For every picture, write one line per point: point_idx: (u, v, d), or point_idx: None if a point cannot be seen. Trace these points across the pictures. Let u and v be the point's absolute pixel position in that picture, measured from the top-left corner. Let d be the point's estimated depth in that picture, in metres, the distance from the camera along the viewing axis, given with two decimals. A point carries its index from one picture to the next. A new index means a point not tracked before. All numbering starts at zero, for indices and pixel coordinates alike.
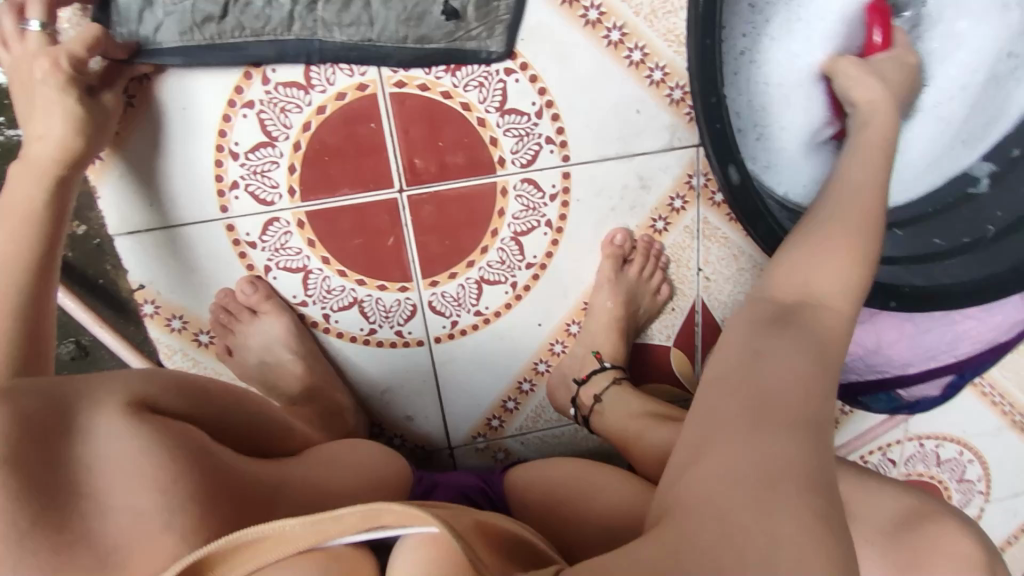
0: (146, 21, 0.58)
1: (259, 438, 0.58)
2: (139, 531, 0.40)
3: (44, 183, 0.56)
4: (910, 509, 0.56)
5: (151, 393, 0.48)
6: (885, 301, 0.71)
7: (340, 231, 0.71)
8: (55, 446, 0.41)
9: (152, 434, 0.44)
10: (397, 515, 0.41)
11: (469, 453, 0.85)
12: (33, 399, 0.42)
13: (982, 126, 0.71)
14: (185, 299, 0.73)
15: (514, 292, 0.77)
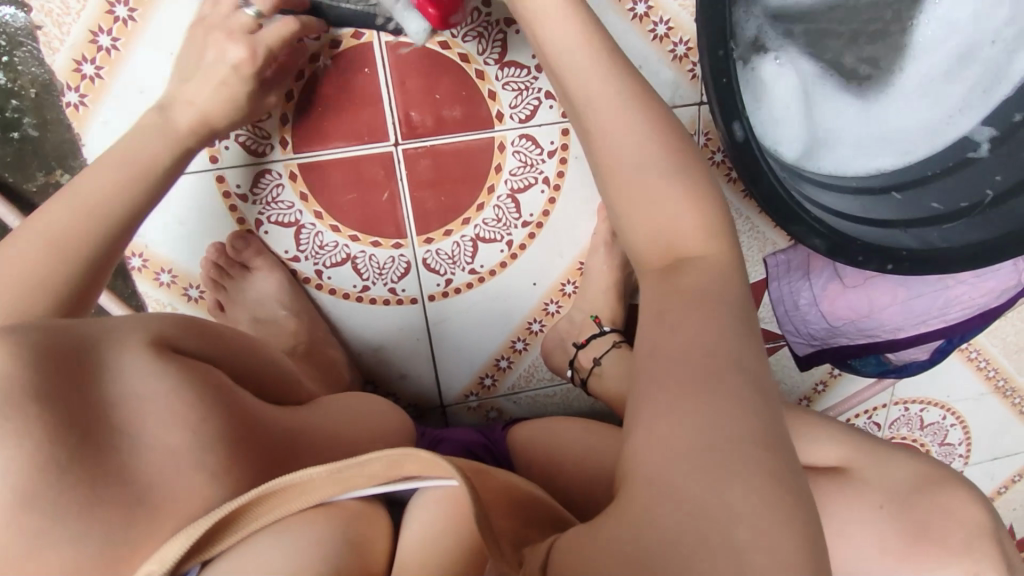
0: None
1: (258, 378, 0.55)
2: (170, 471, 0.41)
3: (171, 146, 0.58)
4: (916, 475, 0.58)
5: (170, 334, 0.47)
6: (881, 264, 0.66)
7: (333, 185, 0.69)
8: (84, 383, 0.40)
9: (183, 377, 0.44)
10: (419, 464, 0.41)
11: (461, 410, 0.85)
12: (59, 339, 0.41)
13: (968, 100, 0.75)
14: (174, 253, 0.71)
15: (510, 251, 0.76)
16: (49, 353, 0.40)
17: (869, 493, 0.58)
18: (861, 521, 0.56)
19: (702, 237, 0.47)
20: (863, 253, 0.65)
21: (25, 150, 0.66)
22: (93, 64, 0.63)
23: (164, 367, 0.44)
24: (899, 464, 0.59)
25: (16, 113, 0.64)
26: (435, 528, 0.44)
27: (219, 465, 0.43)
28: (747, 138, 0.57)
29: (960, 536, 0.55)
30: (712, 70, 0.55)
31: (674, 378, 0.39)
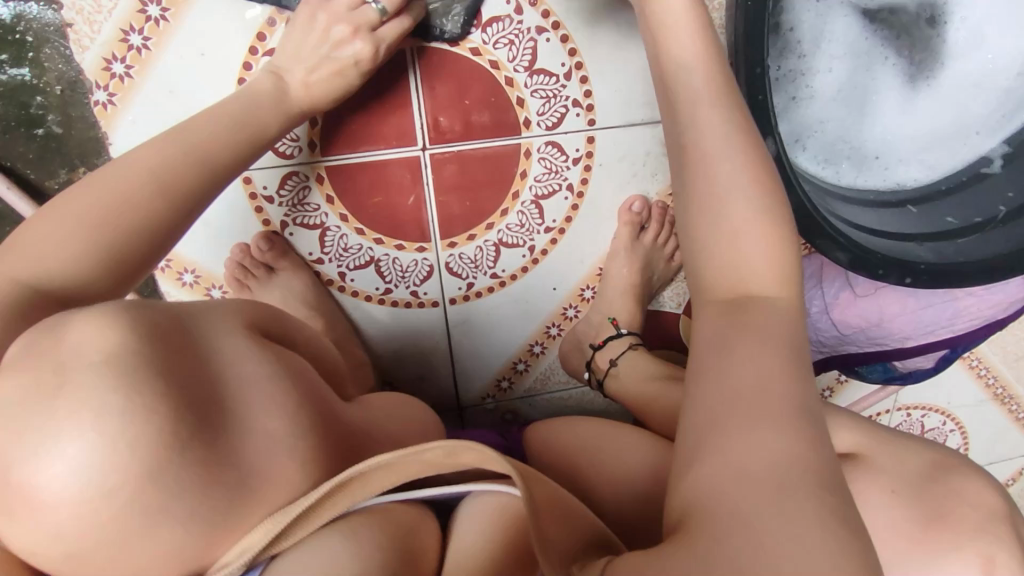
0: None
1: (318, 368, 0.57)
2: (272, 455, 0.41)
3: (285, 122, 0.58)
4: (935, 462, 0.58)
5: (253, 319, 0.49)
6: (900, 277, 0.68)
7: (360, 188, 0.69)
8: (196, 357, 0.41)
9: (274, 366, 0.46)
10: (475, 456, 0.42)
11: (479, 411, 0.85)
12: (162, 312, 0.41)
13: (989, 118, 0.74)
14: (199, 253, 0.70)
15: (531, 256, 0.76)
16: (167, 327, 0.40)
17: (882, 477, 0.57)
18: (878, 504, 0.55)
19: (770, 253, 0.46)
20: (883, 265, 0.67)
21: (47, 147, 0.65)
22: (123, 62, 0.63)
23: (261, 355, 0.45)
24: (910, 452, 0.59)
25: (42, 110, 0.64)
26: (480, 529, 0.45)
27: (306, 453, 0.44)
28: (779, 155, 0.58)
29: (974, 519, 0.54)
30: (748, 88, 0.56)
31: (729, 389, 0.40)
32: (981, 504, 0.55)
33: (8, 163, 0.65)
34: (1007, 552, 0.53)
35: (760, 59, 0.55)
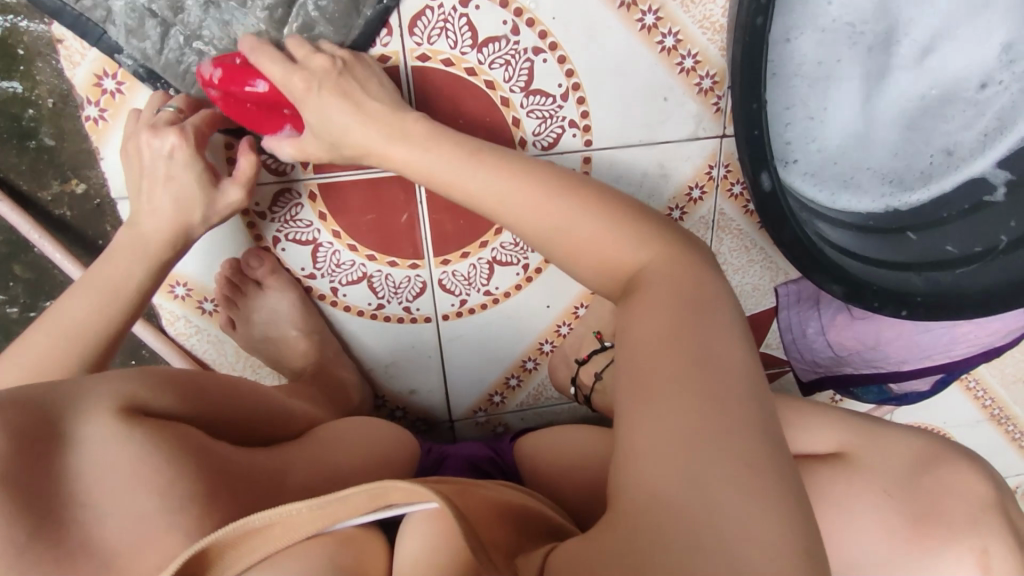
0: (96, 9, 0.57)
1: (242, 424, 0.57)
2: (142, 530, 0.43)
3: (149, 265, 0.62)
4: (923, 453, 0.63)
5: (143, 397, 0.48)
6: (895, 310, 0.69)
7: (352, 206, 0.69)
8: (52, 459, 0.43)
9: (148, 446, 0.45)
10: (404, 494, 0.41)
11: (468, 426, 0.86)
12: (24, 414, 0.44)
13: (990, 138, 0.72)
14: (190, 268, 0.70)
15: (525, 274, 0.76)
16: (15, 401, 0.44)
17: (872, 476, 0.62)
18: (867, 505, 0.61)
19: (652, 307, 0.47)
20: (879, 299, 0.68)
21: (41, 158, 0.66)
22: (115, 78, 0.62)
23: (130, 424, 0.45)
24: (898, 443, 0.64)
25: (33, 123, 0.64)
26: (426, 547, 0.45)
27: (191, 521, 0.44)
28: (774, 188, 0.58)
29: (965, 512, 0.59)
30: (744, 122, 0.55)
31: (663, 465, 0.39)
32: (971, 496, 0.60)
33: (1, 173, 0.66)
34: (1001, 543, 0.58)
35: (757, 94, 0.54)
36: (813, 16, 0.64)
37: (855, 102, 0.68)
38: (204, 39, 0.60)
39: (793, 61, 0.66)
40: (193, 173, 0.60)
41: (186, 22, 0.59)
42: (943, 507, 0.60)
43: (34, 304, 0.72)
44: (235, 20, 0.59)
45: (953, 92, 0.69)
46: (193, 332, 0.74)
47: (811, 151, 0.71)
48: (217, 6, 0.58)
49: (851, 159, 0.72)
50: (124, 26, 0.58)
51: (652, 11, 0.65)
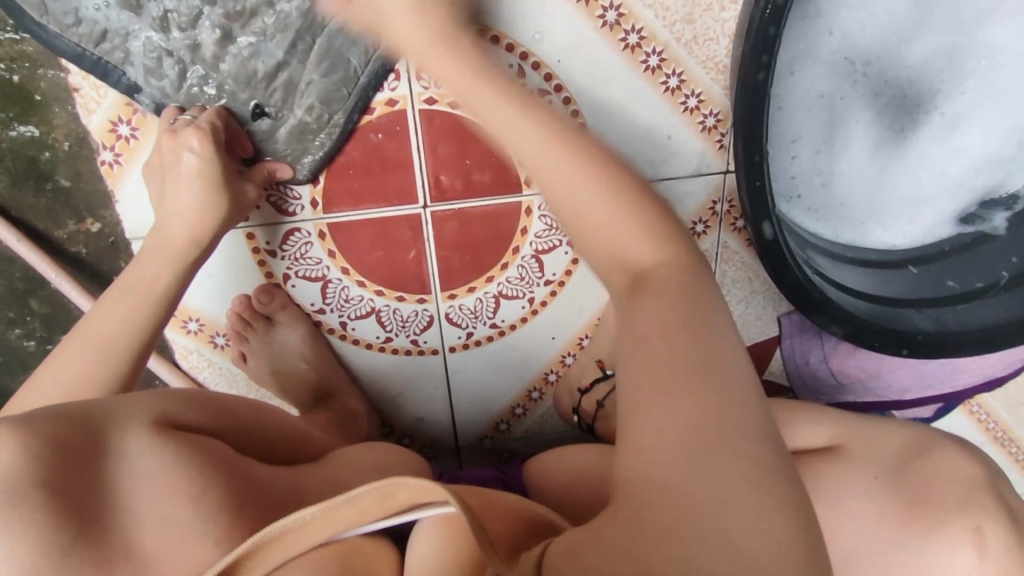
0: (114, 52, 0.58)
1: (264, 444, 0.59)
2: (175, 540, 0.44)
3: (173, 267, 0.61)
4: (911, 443, 0.62)
5: (172, 411, 0.51)
6: (898, 348, 0.73)
7: (360, 244, 0.70)
8: (93, 463, 0.44)
9: (180, 453, 0.47)
10: (411, 491, 0.41)
11: (474, 452, 0.85)
12: (66, 422, 0.45)
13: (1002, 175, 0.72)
14: (203, 303, 0.72)
15: (531, 307, 0.77)
16: (51, 411, 0.46)
17: (863, 465, 0.61)
18: (860, 491, 0.60)
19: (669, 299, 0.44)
20: (880, 338, 0.72)
21: (57, 199, 0.67)
22: (128, 124, 0.63)
23: (164, 435, 0.48)
24: (888, 436, 0.64)
25: (49, 166, 0.65)
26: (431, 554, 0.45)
27: (222, 532, 0.45)
28: (775, 236, 0.64)
29: (955, 490, 0.57)
30: (747, 173, 0.61)
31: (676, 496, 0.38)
32: (960, 476, 0.57)
33: (18, 214, 0.68)
34: (994, 520, 0.55)
35: (759, 146, 0.59)
36: (815, 53, 0.65)
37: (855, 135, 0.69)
38: (221, 73, 0.60)
39: (797, 97, 0.67)
40: (207, 194, 0.60)
41: (203, 58, 0.59)
42: (932, 486, 0.58)
43: (50, 337, 0.74)
44: (252, 52, 0.59)
45: (963, 128, 0.69)
46: (205, 365, 0.76)
47: (816, 183, 0.72)
48: (233, 40, 0.58)
49: (860, 195, 0.72)
50: (141, 64, 0.59)
51: (656, 53, 0.66)
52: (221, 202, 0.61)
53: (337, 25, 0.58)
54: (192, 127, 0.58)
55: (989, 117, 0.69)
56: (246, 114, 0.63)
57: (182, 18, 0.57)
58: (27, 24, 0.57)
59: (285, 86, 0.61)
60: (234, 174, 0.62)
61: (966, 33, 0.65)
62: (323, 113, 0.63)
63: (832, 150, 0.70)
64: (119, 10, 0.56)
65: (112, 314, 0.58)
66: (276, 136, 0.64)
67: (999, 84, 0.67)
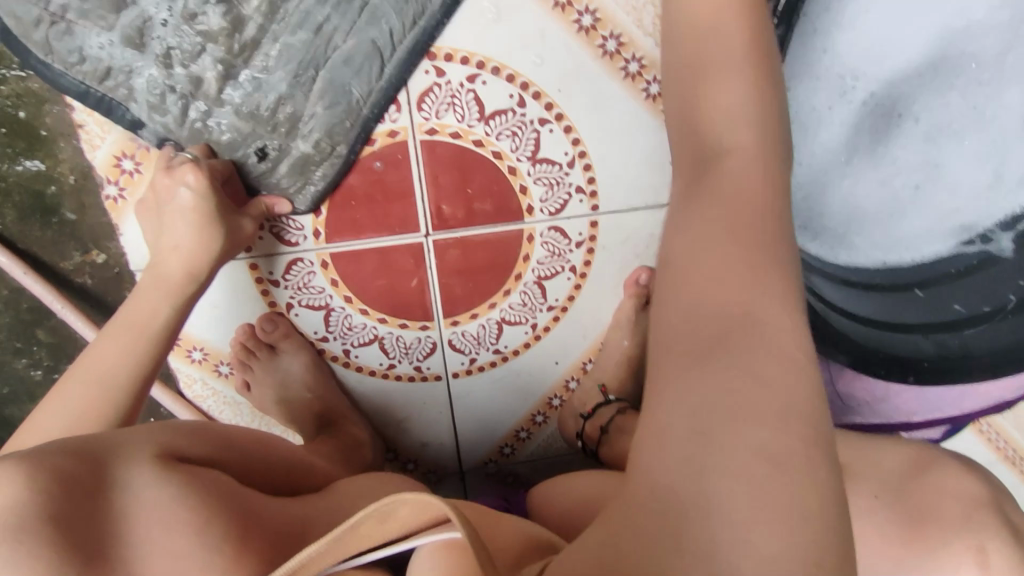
0: (118, 89, 0.59)
1: (268, 474, 0.59)
2: (176, 572, 0.43)
3: (172, 299, 0.61)
4: (911, 461, 0.61)
5: (175, 445, 0.51)
6: (903, 374, 0.78)
7: (363, 272, 0.71)
8: (95, 502, 0.44)
9: (183, 487, 0.47)
10: (411, 509, 0.40)
11: (478, 476, 0.84)
12: (69, 459, 0.45)
13: (1000, 197, 0.71)
14: (209, 332, 0.72)
15: (534, 333, 0.76)
16: (59, 445, 0.46)
17: (864, 483, 0.60)
18: (861, 511, 0.58)
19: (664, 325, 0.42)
20: (885, 364, 0.77)
21: (62, 231, 0.68)
22: (133, 159, 0.64)
23: (166, 471, 0.48)
24: (892, 450, 0.63)
25: (55, 199, 0.66)
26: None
27: (224, 564, 0.45)
28: None
29: (957, 509, 0.55)
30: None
31: None
32: (964, 494, 0.56)
33: (24, 245, 0.68)
34: (997, 539, 0.54)
35: None
36: (812, 74, 0.67)
37: (851, 150, 0.69)
38: (224, 107, 0.60)
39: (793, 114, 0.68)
40: (208, 224, 0.61)
41: (205, 94, 0.59)
42: (937, 505, 0.56)
43: (57, 366, 0.74)
44: (255, 86, 0.60)
45: (953, 149, 0.69)
46: (209, 394, 0.76)
47: (813, 199, 0.71)
48: (236, 76, 0.59)
49: (857, 218, 0.72)
50: (143, 100, 0.59)
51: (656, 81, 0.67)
52: (217, 236, 0.61)
53: (342, 56, 0.60)
54: (188, 164, 0.59)
55: (979, 138, 0.69)
56: (251, 150, 0.63)
57: (186, 54, 0.58)
58: (33, 63, 0.58)
59: (289, 121, 0.61)
60: (232, 209, 0.62)
61: (946, 51, 0.66)
62: (327, 145, 0.63)
63: (828, 166, 0.70)
64: (122, 47, 0.57)
65: (114, 346, 0.58)
66: (276, 173, 0.64)
67: (985, 104, 0.68)
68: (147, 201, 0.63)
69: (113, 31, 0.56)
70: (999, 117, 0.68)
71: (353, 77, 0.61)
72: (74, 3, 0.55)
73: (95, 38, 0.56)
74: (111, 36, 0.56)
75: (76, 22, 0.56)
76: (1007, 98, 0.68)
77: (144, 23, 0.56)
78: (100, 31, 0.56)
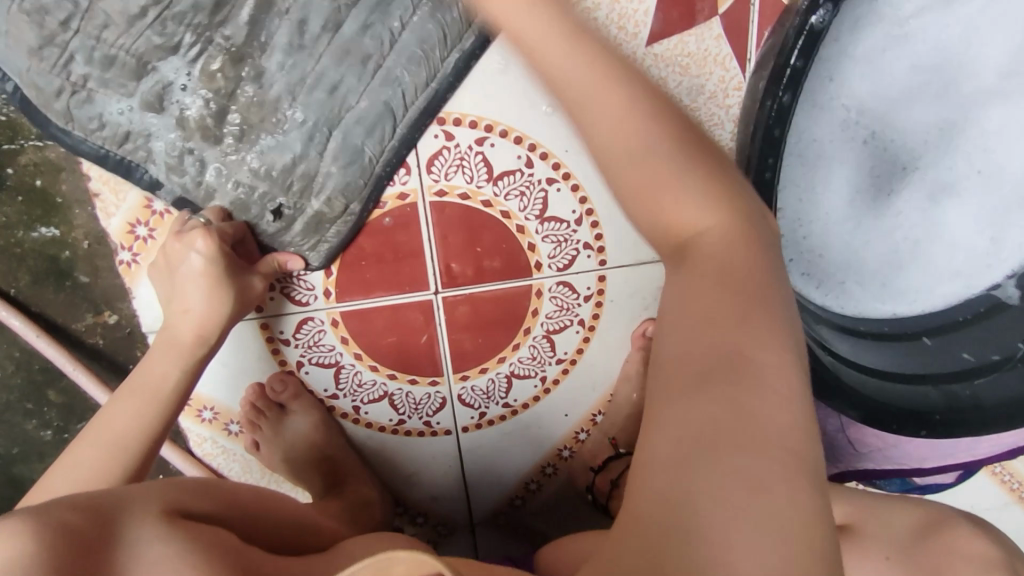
0: (137, 153, 0.59)
1: (269, 531, 0.57)
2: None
3: (185, 359, 0.61)
4: (923, 522, 0.61)
5: (181, 503, 0.51)
6: (914, 429, 0.74)
7: (373, 330, 0.71)
8: (106, 548, 0.41)
9: (186, 537, 0.46)
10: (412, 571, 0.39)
11: (490, 528, 0.82)
12: (76, 509, 0.43)
13: (999, 245, 0.72)
14: (219, 392, 0.73)
15: (543, 385, 0.76)
16: (69, 502, 0.45)
17: (875, 544, 0.60)
18: (873, 571, 0.58)
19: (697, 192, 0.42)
20: (897, 420, 0.73)
21: (76, 294, 0.68)
22: (146, 225, 0.65)
23: (173, 524, 0.47)
24: (900, 511, 0.63)
25: (70, 263, 0.67)
26: None
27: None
28: None
29: (969, 566, 0.55)
30: None
31: None
32: (975, 554, 0.56)
33: (38, 309, 0.69)
34: None
35: None
36: (824, 112, 0.66)
37: (859, 192, 0.69)
38: (242, 168, 0.60)
39: (805, 151, 0.68)
40: (217, 280, 0.60)
41: (221, 155, 0.60)
42: (951, 562, 0.56)
43: (66, 427, 0.74)
44: (272, 147, 0.60)
45: (955, 208, 0.71)
46: (219, 452, 0.75)
47: (821, 244, 0.71)
48: (255, 138, 0.59)
49: (861, 263, 0.72)
50: (164, 163, 0.59)
51: None
52: (227, 296, 0.61)
53: (356, 116, 0.60)
54: (198, 229, 0.59)
55: (977, 200, 0.70)
56: (267, 210, 0.63)
57: (206, 118, 0.57)
58: (52, 131, 0.58)
59: (303, 180, 0.62)
60: (241, 267, 0.62)
61: (953, 111, 0.67)
62: (340, 204, 0.64)
63: (836, 208, 0.70)
64: (142, 112, 0.57)
65: (126, 408, 0.58)
66: (291, 232, 0.64)
67: (985, 171, 0.70)
68: (159, 262, 0.63)
69: (133, 97, 0.56)
70: (1007, 164, 0.69)
71: (365, 137, 0.61)
72: (94, 72, 0.54)
73: (114, 104, 0.56)
74: (130, 101, 0.56)
75: (96, 90, 0.55)
76: (1008, 164, 0.69)
77: (164, 88, 0.56)
78: (119, 98, 0.56)
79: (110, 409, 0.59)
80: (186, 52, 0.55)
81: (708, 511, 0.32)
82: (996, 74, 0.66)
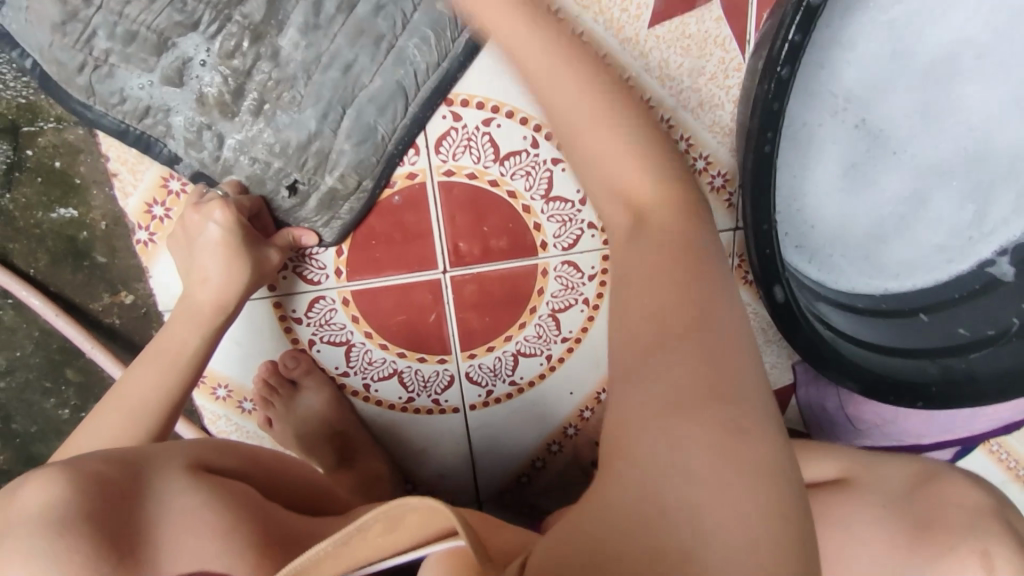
0: (157, 126, 0.60)
1: (286, 491, 0.59)
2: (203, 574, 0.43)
3: (201, 331, 0.63)
4: (917, 475, 0.63)
5: (206, 458, 0.53)
6: (912, 400, 0.74)
7: (383, 309, 0.73)
8: (134, 498, 0.45)
9: (209, 492, 0.49)
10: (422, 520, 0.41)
11: (497, 505, 0.84)
12: (106, 460, 0.46)
13: (987, 220, 0.75)
14: (233, 369, 0.74)
15: (548, 363, 0.78)
16: (102, 455, 0.48)
17: (873, 495, 0.62)
18: (869, 519, 0.60)
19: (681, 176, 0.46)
20: (894, 392, 0.73)
21: (94, 274, 0.70)
22: (163, 205, 0.67)
23: (197, 478, 0.49)
24: (895, 468, 0.64)
25: (87, 244, 0.68)
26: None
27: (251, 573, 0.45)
28: (786, 299, 0.67)
29: (962, 518, 0.58)
30: (757, 241, 0.64)
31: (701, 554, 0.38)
32: (966, 503, 0.59)
33: (56, 289, 0.70)
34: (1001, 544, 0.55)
35: (766, 216, 0.63)
36: (820, 100, 0.68)
37: (855, 177, 0.71)
38: (257, 144, 0.62)
39: (801, 139, 0.69)
40: (233, 255, 0.62)
41: (239, 129, 0.61)
42: (943, 515, 0.58)
43: (84, 406, 0.76)
44: (287, 124, 0.62)
45: (945, 189, 0.73)
46: (233, 430, 0.78)
47: (818, 227, 0.74)
48: (271, 115, 0.61)
49: (856, 238, 0.75)
50: (181, 136, 0.61)
51: (665, 119, 0.69)
52: (244, 267, 0.63)
53: (369, 94, 0.62)
54: (216, 201, 0.61)
55: (968, 178, 0.73)
56: (282, 186, 0.65)
57: (224, 95, 0.59)
58: (72, 106, 0.59)
59: (317, 157, 0.63)
60: (258, 240, 0.64)
61: (947, 93, 0.69)
62: (353, 180, 0.65)
63: (833, 193, 0.72)
64: (162, 86, 0.58)
65: (145, 379, 0.60)
66: (306, 207, 0.66)
67: (980, 148, 0.71)
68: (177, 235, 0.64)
69: (153, 72, 0.57)
70: (996, 146, 0.71)
71: (378, 116, 0.63)
72: (117, 47, 0.56)
73: (135, 79, 0.58)
74: (151, 76, 0.58)
75: (118, 65, 0.57)
76: (997, 145, 0.71)
77: (183, 64, 0.58)
78: (140, 73, 0.57)
79: (129, 381, 0.61)
80: (205, 28, 0.56)
81: (688, 459, 0.36)
82: (988, 56, 0.67)
